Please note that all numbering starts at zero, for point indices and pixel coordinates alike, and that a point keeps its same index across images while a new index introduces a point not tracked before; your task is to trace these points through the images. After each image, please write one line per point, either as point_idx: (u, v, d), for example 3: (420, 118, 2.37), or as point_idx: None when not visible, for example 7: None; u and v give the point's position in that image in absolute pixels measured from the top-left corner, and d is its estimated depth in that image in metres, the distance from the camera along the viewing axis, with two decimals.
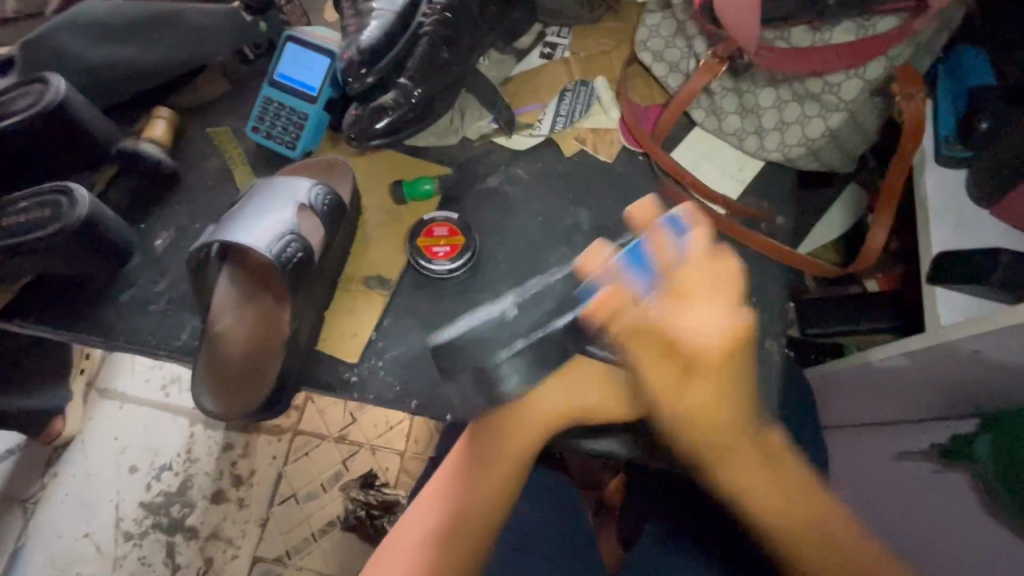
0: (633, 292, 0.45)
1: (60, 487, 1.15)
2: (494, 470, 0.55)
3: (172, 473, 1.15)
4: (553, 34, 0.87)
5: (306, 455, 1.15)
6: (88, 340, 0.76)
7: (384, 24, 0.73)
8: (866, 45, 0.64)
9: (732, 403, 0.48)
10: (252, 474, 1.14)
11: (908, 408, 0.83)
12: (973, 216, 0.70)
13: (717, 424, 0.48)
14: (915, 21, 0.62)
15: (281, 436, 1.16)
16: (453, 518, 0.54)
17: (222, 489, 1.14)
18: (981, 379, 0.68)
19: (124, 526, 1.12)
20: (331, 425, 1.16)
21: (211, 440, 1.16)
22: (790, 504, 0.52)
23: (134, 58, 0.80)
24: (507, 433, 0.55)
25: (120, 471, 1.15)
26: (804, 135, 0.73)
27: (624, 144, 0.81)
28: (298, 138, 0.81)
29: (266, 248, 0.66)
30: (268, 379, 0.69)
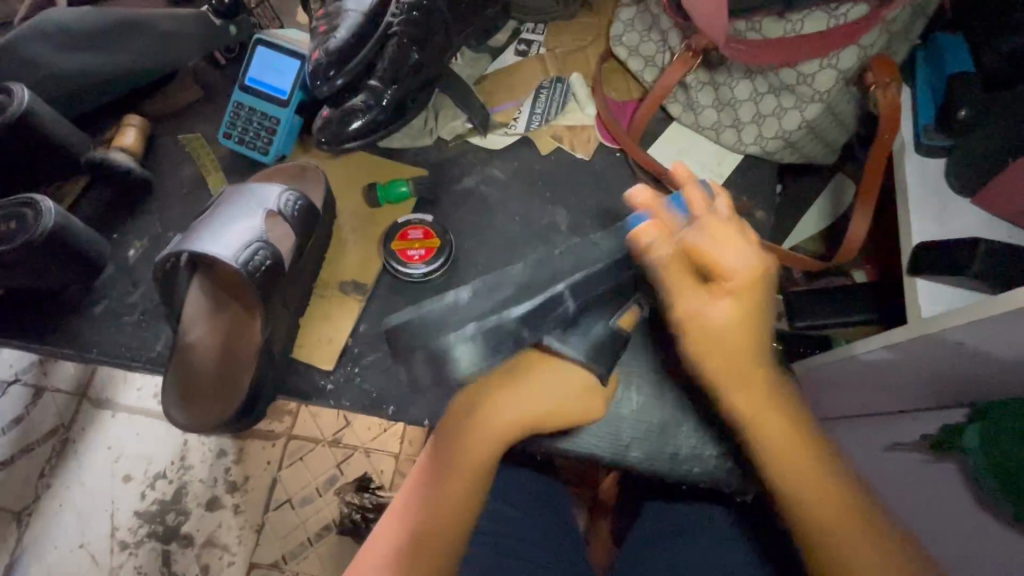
0: (671, 233, 0.52)
1: (52, 498, 1.14)
2: (458, 478, 0.55)
3: (166, 481, 1.14)
4: (529, 31, 0.86)
5: (301, 459, 1.14)
6: (64, 352, 0.76)
7: (354, 25, 0.71)
8: (837, 34, 0.63)
9: (754, 352, 0.52)
10: (246, 480, 1.14)
11: (897, 399, 0.82)
12: (953, 206, 0.70)
13: (742, 373, 0.52)
14: (884, 9, 0.61)
15: (274, 441, 1.15)
16: (422, 529, 0.52)
17: (216, 496, 1.13)
18: (965, 370, 0.68)
19: (119, 535, 1.12)
20: (323, 429, 1.15)
21: (204, 448, 1.16)
22: (800, 455, 0.51)
23: (104, 66, 0.79)
24: (472, 439, 0.56)
25: (111, 481, 1.14)
26: (781, 128, 0.72)
27: (600, 141, 0.80)
28: (270, 142, 0.80)
29: (234, 257, 0.65)
30: (239, 389, 0.68)
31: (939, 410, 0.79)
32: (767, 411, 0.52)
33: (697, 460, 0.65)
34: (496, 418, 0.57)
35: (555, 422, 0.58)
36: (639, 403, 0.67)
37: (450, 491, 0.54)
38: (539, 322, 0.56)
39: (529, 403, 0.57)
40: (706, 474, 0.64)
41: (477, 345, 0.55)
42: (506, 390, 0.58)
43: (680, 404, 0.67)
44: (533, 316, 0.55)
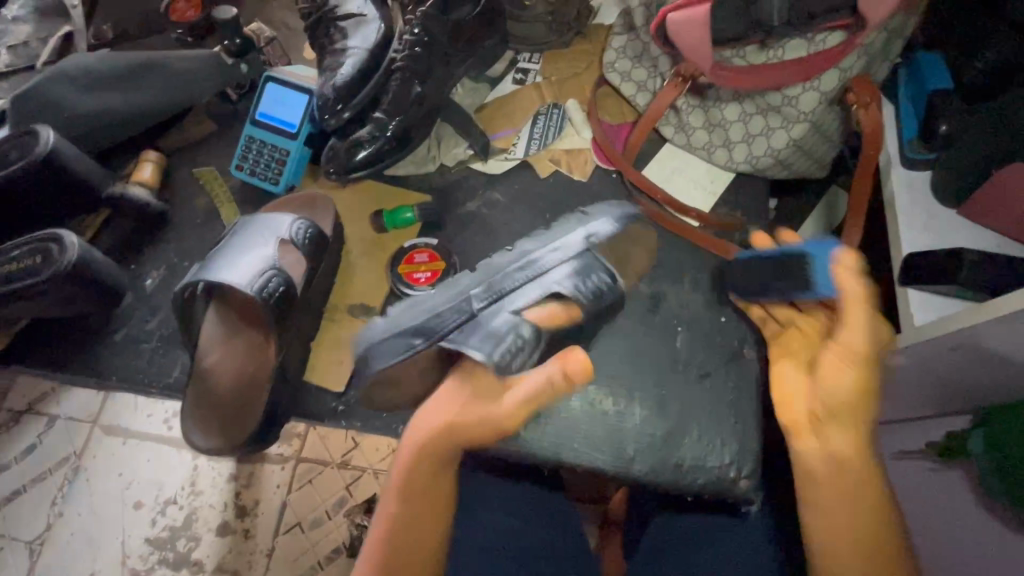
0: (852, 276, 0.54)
1: (66, 526, 1.15)
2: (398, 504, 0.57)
3: (177, 507, 1.15)
4: (525, 60, 0.91)
5: (310, 482, 1.15)
6: (82, 379, 0.78)
7: (359, 62, 0.76)
8: (817, 58, 0.65)
9: (868, 424, 0.51)
10: (256, 504, 1.15)
11: (900, 405, 0.83)
12: (941, 217, 0.72)
13: (861, 421, 0.51)
14: (858, 34, 0.63)
15: (284, 465, 1.16)
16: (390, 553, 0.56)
17: (227, 522, 1.14)
18: (963, 375, 0.69)
19: (130, 563, 1.13)
20: (333, 451, 1.17)
21: (214, 474, 1.17)
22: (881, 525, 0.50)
23: (123, 105, 0.84)
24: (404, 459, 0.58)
25: (124, 508, 1.16)
26: (770, 147, 0.75)
27: (597, 163, 0.84)
28: (281, 173, 0.84)
29: (248, 284, 0.67)
30: (257, 412, 0.70)
31: (942, 417, 0.82)
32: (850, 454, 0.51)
33: (701, 471, 0.68)
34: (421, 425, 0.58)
35: (465, 432, 0.56)
36: (642, 418, 0.69)
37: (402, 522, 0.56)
38: (437, 328, 0.58)
39: (440, 408, 0.58)
40: (710, 484, 0.67)
41: (395, 344, 0.60)
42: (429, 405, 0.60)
43: (680, 415, 0.70)
44: (427, 326, 0.58)
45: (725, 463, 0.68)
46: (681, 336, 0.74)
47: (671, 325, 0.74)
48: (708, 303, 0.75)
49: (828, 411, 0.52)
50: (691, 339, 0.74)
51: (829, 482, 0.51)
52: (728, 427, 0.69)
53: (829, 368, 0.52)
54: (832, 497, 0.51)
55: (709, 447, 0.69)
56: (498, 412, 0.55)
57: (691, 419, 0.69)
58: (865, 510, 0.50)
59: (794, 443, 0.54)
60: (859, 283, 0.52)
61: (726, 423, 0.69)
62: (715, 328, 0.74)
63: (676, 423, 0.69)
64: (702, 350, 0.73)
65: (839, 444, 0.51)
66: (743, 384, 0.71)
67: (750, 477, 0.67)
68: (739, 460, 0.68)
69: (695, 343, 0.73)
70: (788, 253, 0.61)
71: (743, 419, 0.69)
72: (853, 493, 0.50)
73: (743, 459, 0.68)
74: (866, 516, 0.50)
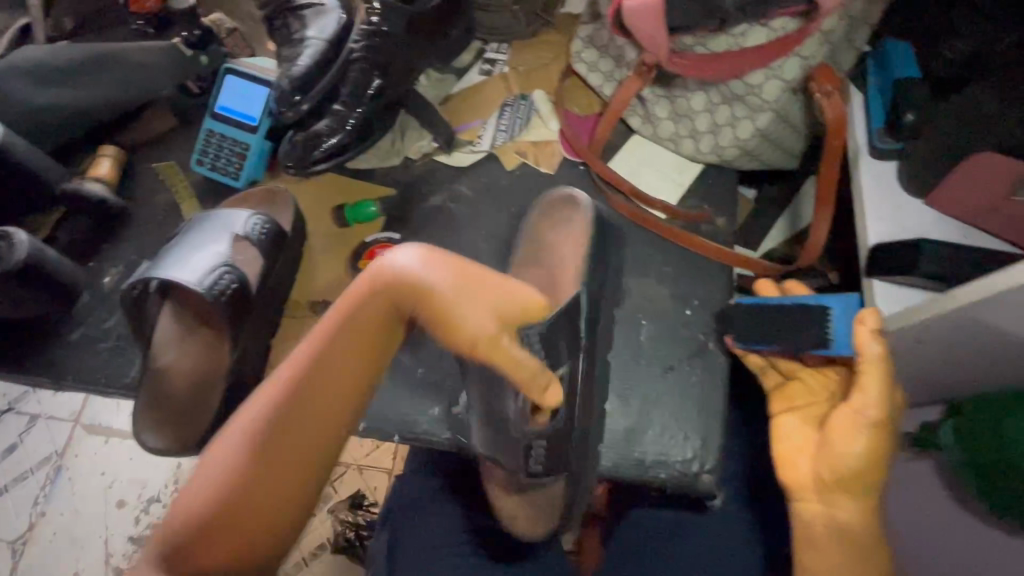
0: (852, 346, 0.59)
1: (49, 525, 1.14)
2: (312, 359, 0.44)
3: (160, 505, 1.14)
4: (493, 50, 0.89)
5: None
6: (39, 380, 0.76)
7: (318, 53, 0.73)
8: (773, 46, 0.64)
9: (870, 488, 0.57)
10: None
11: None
12: (907, 208, 0.71)
13: (860, 488, 0.56)
14: (812, 23, 0.62)
15: None
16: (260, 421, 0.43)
17: None
18: (930, 366, 0.69)
19: (113, 562, 1.12)
20: None
21: None
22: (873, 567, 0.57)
23: (77, 99, 0.82)
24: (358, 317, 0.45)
25: (106, 507, 1.14)
26: (736, 138, 0.74)
27: (564, 155, 0.82)
28: (241, 168, 0.82)
29: (198, 282, 0.65)
30: (212, 408, 0.68)
31: (918, 408, 0.81)
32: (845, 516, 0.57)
33: (663, 467, 0.67)
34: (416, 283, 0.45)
35: (447, 316, 0.45)
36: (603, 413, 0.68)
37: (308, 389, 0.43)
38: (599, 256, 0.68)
39: (434, 263, 0.46)
40: (673, 479, 0.67)
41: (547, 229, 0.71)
42: (406, 258, 0.46)
43: (642, 410, 0.69)
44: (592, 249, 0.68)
45: (688, 458, 0.67)
46: (644, 329, 0.73)
47: (636, 319, 0.73)
48: (674, 297, 0.74)
49: (835, 477, 0.57)
50: (655, 333, 0.73)
51: (821, 540, 0.58)
52: (690, 422, 0.68)
53: (840, 433, 0.57)
54: (826, 552, 0.57)
55: (670, 443, 0.68)
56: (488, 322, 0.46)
57: (655, 414, 0.69)
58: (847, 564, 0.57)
59: (797, 504, 0.60)
60: (877, 345, 0.55)
61: (688, 416, 0.68)
62: (680, 321, 0.73)
63: (640, 417, 0.69)
64: (667, 344, 0.72)
65: (842, 509, 0.57)
66: (708, 378, 0.70)
67: (712, 472, 0.66)
68: (702, 455, 0.67)
69: (659, 336, 0.72)
70: (801, 304, 0.63)
71: (706, 412, 0.69)
72: (845, 543, 0.57)
73: (704, 453, 0.67)
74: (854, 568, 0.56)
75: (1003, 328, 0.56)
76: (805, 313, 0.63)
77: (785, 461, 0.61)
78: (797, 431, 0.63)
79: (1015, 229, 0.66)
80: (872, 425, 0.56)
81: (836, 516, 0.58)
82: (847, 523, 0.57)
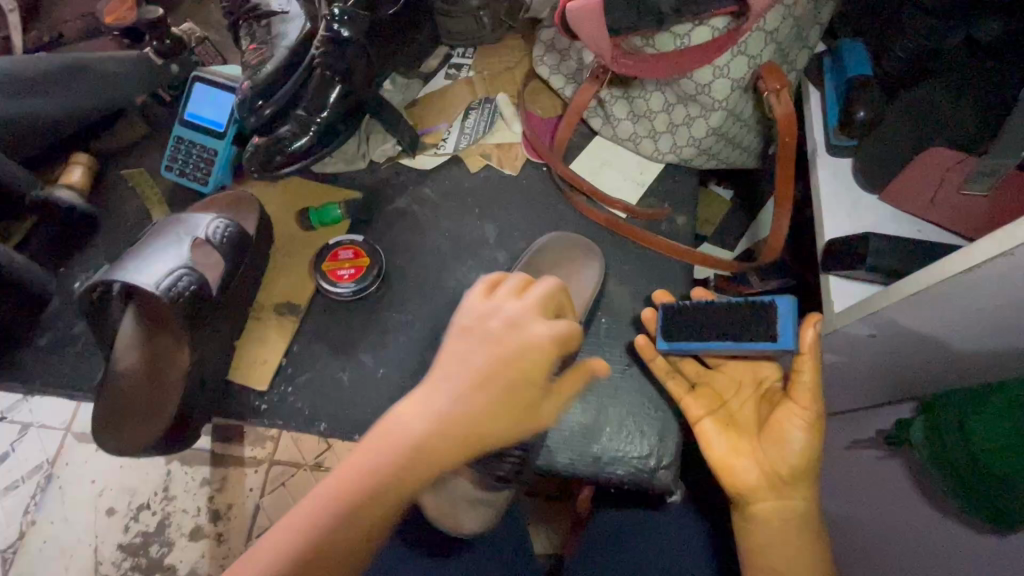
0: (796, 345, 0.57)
1: (39, 534, 1.14)
2: (365, 477, 0.46)
3: (150, 513, 1.15)
4: (459, 55, 0.91)
5: (283, 485, 1.14)
6: (10, 385, 0.77)
7: (280, 60, 0.75)
8: (710, 46, 0.64)
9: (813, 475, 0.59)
10: (229, 508, 1.14)
11: (847, 391, 0.83)
12: (863, 204, 0.72)
13: (808, 476, 0.58)
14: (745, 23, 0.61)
15: (258, 468, 1.15)
16: (305, 548, 0.45)
17: (200, 526, 1.14)
18: (895, 360, 0.68)
19: (102, 570, 1.12)
20: (306, 453, 1.16)
21: (188, 478, 1.16)
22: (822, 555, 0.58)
23: (46, 109, 0.83)
24: (432, 466, 0.47)
25: (96, 515, 1.15)
26: (692, 137, 0.75)
27: (527, 157, 0.84)
28: (209, 173, 0.83)
29: (155, 284, 0.65)
30: (170, 410, 0.69)
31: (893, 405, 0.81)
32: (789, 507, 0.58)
33: (620, 463, 0.67)
34: (487, 385, 0.49)
35: (506, 425, 0.49)
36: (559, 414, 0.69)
37: (387, 493, 0.46)
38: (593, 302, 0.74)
39: (497, 363, 0.50)
40: (629, 476, 0.67)
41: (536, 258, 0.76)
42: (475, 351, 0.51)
43: (599, 406, 0.69)
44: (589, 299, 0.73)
45: (645, 455, 0.67)
46: (602, 326, 0.74)
47: (595, 317, 0.75)
48: (632, 295, 0.76)
49: (787, 468, 0.58)
50: (614, 330, 0.74)
51: (785, 533, 0.57)
52: (647, 419, 0.69)
53: (785, 426, 0.59)
54: (788, 544, 0.57)
55: (628, 439, 0.68)
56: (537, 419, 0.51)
57: (611, 410, 0.69)
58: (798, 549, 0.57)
59: (755, 504, 0.58)
60: (814, 331, 0.56)
61: (644, 412, 0.69)
62: (639, 319, 0.74)
63: (596, 412, 0.69)
64: (626, 341, 0.73)
65: (793, 501, 0.58)
66: None
67: (669, 467, 0.67)
68: (659, 450, 0.67)
69: (619, 334, 0.73)
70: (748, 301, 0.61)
71: (663, 407, 0.69)
72: (803, 532, 0.58)
73: (661, 451, 0.67)
74: (812, 555, 0.57)
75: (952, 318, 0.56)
76: (749, 313, 0.61)
77: (732, 469, 0.59)
78: (719, 434, 0.62)
79: (967, 223, 0.66)
80: (813, 416, 0.58)
81: (788, 508, 0.58)
82: (798, 513, 0.58)
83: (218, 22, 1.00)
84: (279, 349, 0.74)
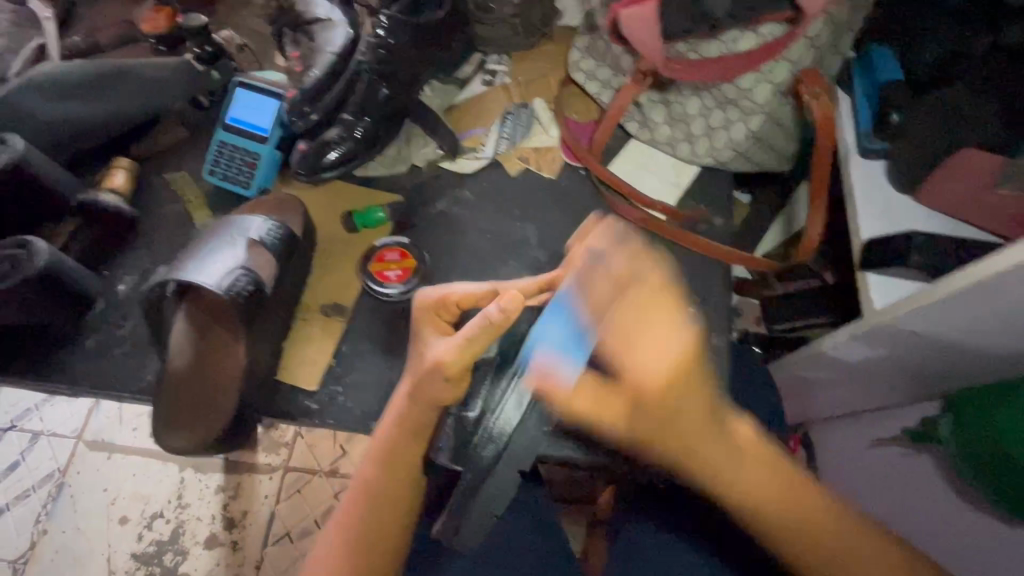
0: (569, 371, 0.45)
1: (51, 543, 1.08)
2: (346, 505, 0.57)
3: (164, 521, 1.09)
4: (493, 62, 0.92)
5: (298, 492, 1.10)
6: (54, 387, 0.78)
7: (326, 65, 0.76)
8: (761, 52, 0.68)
9: (702, 426, 0.49)
10: (245, 516, 1.09)
11: (872, 395, 0.82)
12: (897, 204, 0.74)
13: (691, 441, 0.50)
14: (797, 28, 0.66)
15: (272, 474, 1.11)
16: (339, 527, 0.57)
17: (215, 534, 1.08)
18: (941, 362, 0.68)
19: None
20: (321, 458, 1.12)
21: (202, 485, 1.11)
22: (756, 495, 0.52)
23: (92, 113, 0.84)
24: (400, 443, 0.56)
25: (108, 524, 1.09)
26: (730, 140, 0.78)
27: (564, 160, 0.85)
28: (252, 177, 0.85)
29: (217, 283, 0.68)
30: (228, 408, 0.71)
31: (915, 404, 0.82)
32: (743, 470, 0.51)
33: None
34: (414, 364, 0.57)
35: (432, 390, 0.53)
36: None
37: (379, 472, 0.56)
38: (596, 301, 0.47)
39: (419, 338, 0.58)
40: None
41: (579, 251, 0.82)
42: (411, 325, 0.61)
43: None
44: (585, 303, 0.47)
45: None
46: None
47: None
48: None
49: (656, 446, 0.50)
50: None
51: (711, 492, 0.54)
52: None
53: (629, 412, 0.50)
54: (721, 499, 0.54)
55: None
56: (436, 364, 0.52)
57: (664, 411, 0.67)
58: (775, 485, 0.52)
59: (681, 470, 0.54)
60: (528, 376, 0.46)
61: None
62: None
63: None
64: None
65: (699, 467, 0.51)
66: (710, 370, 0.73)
67: None
68: None
69: None
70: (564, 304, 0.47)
71: None
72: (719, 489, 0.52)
73: None
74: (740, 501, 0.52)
75: (989, 317, 0.57)
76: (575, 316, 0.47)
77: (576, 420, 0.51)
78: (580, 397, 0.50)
79: (999, 221, 0.68)
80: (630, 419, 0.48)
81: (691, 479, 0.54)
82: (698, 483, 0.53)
83: (252, 30, 1.02)
84: (327, 350, 0.75)
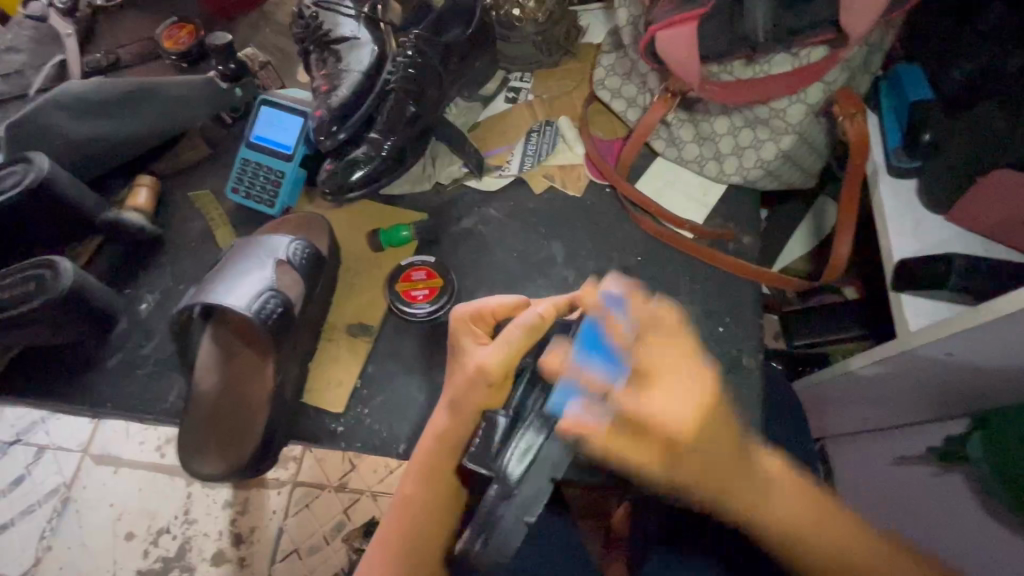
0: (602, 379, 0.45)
1: (55, 560, 1.02)
2: (389, 525, 0.57)
3: (170, 537, 1.02)
4: (516, 79, 0.92)
5: (307, 507, 1.02)
6: (74, 408, 0.76)
7: (354, 84, 0.76)
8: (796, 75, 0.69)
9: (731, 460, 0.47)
10: (253, 531, 1.02)
11: (892, 415, 0.79)
12: (930, 223, 0.73)
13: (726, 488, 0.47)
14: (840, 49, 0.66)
15: (280, 489, 1.03)
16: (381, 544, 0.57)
17: (223, 550, 1.01)
18: (979, 386, 0.65)
19: None
20: (330, 472, 1.04)
21: (210, 500, 1.04)
22: (800, 521, 0.48)
23: (116, 133, 0.84)
24: (438, 461, 0.56)
25: (114, 540, 1.02)
26: (760, 159, 0.77)
27: (590, 178, 0.85)
28: (276, 195, 0.84)
29: (246, 306, 0.68)
30: (256, 432, 0.70)
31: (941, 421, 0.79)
32: (777, 498, 0.48)
33: None
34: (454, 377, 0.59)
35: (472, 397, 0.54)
36: None
37: (417, 492, 0.56)
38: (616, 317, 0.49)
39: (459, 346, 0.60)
40: None
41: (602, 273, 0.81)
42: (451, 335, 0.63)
43: None
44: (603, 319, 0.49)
45: None
46: None
47: None
48: (704, 314, 0.77)
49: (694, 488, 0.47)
50: None
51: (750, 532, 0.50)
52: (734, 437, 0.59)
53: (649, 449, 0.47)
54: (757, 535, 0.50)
55: None
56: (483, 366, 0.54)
57: None
58: (816, 517, 0.48)
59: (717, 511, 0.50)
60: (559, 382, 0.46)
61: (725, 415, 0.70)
62: (711, 337, 0.75)
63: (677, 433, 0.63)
64: None
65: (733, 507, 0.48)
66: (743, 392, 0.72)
67: None
68: None
69: None
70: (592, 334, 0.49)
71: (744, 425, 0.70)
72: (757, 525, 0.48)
73: None
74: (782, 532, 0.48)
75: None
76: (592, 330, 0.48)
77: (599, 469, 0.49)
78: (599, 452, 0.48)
79: None
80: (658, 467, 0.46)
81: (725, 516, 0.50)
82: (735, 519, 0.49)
83: (273, 46, 1.01)
84: (353, 371, 0.74)
